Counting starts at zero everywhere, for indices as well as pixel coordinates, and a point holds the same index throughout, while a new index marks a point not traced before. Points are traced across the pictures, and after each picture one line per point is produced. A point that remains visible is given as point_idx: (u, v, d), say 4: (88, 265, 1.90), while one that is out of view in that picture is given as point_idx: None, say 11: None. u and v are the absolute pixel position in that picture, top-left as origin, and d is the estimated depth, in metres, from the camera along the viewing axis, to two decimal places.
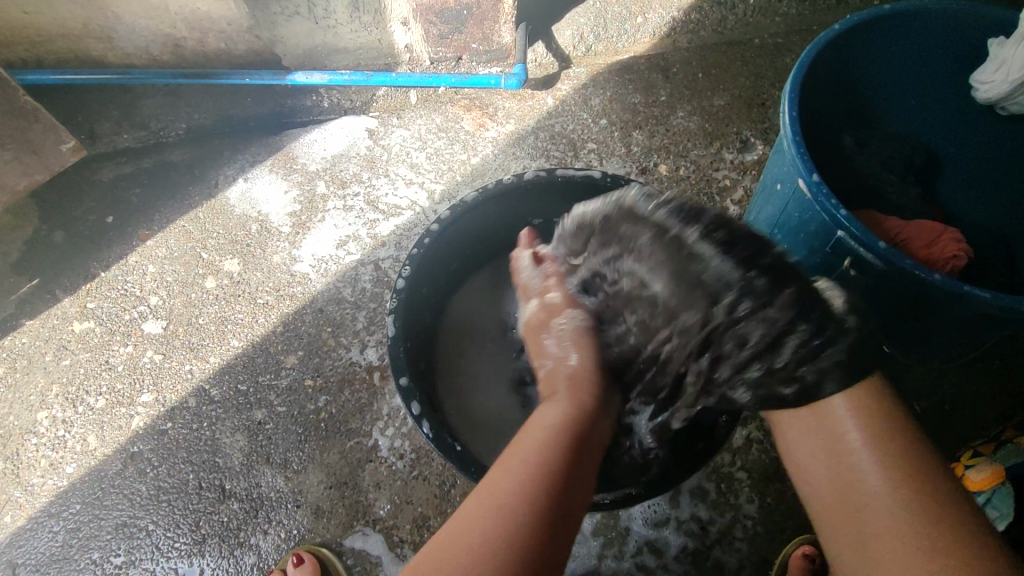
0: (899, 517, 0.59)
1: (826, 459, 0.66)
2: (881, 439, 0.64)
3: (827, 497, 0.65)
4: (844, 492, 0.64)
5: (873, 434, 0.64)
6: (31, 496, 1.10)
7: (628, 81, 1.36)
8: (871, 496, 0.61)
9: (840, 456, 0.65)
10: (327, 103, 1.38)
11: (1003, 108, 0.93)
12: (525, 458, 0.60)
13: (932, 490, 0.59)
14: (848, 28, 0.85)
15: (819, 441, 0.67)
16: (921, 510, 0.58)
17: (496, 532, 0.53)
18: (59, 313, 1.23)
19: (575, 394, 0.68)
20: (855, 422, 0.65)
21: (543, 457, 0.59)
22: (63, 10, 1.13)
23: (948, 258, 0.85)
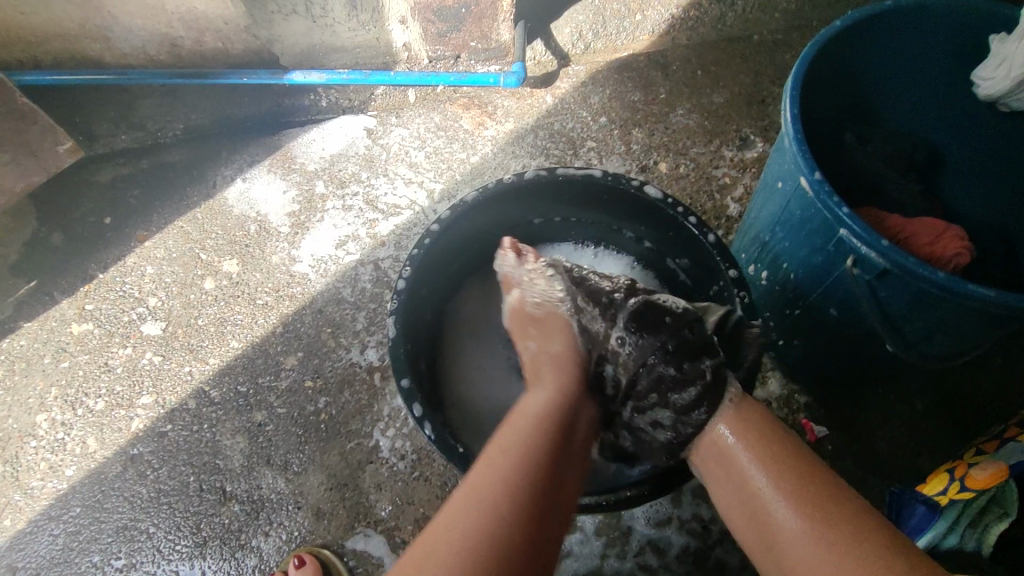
0: (801, 535, 0.58)
1: (731, 486, 0.66)
2: (772, 455, 0.64)
3: (746, 529, 0.64)
4: (755, 518, 0.63)
5: (762, 454, 0.65)
6: (31, 499, 1.09)
7: (627, 79, 1.35)
8: (776, 521, 0.60)
9: (740, 483, 0.65)
10: (325, 102, 1.38)
11: (1005, 106, 0.92)
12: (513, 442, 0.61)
13: (822, 500, 0.59)
14: (850, 24, 0.84)
15: (721, 472, 0.67)
16: (821, 520, 0.57)
17: (480, 528, 0.53)
18: (58, 315, 1.23)
19: (556, 384, 0.70)
20: (744, 447, 0.66)
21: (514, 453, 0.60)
22: (60, 10, 1.12)
23: (951, 255, 0.84)
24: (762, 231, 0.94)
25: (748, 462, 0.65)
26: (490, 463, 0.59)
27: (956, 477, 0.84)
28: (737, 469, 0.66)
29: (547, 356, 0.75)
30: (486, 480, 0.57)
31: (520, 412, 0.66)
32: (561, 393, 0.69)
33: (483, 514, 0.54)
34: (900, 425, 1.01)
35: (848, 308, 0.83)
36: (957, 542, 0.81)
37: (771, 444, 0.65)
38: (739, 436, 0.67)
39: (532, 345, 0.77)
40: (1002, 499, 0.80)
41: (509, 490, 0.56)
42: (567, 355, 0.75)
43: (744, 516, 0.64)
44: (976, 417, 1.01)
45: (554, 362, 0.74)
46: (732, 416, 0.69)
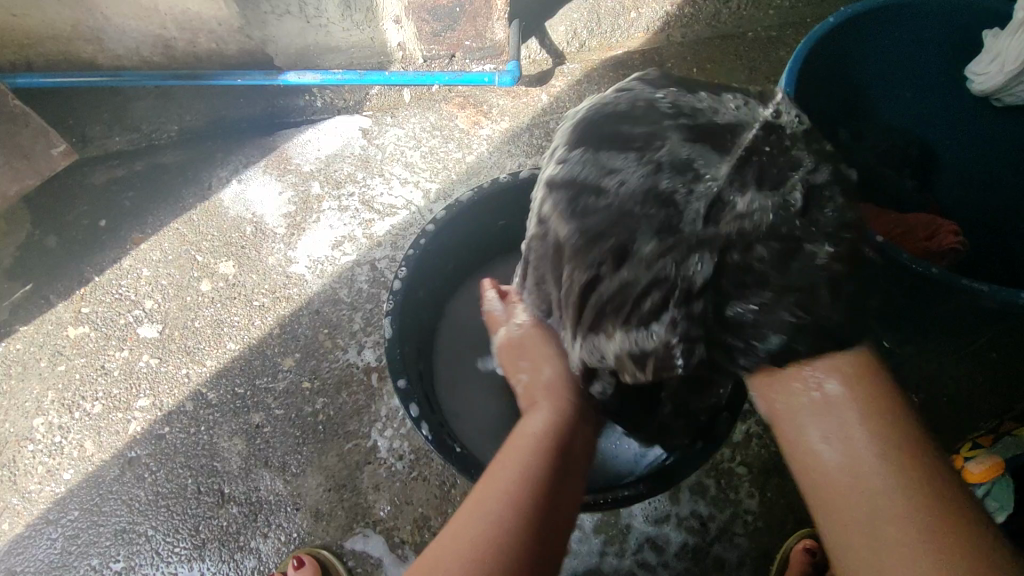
0: (901, 508, 0.55)
1: (836, 445, 0.60)
2: (891, 428, 0.59)
3: (833, 483, 0.59)
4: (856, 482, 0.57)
5: (880, 418, 0.60)
6: (28, 503, 1.09)
7: (622, 77, 1.35)
8: (876, 488, 0.56)
9: (846, 443, 0.59)
10: (319, 103, 1.37)
11: (999, 100, 0.93)
12: (516, 467, 0.61)
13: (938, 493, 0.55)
14: (841, 23, 0.85)
15: (822, 425, 0.61)
16: (929, 505, 0.55)
17: (490, 529, 0.56)
18: (54, 319, 1.22)
19: (555, 403, 0.70)
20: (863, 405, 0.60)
21: (519, 463, 0.62)
22: (51, 11, 1.12)
23: (945, 251, 0.85)
24: None
25: (861, 427, 0.59)
26: (483, 488, 0.60)
27: (955, 472, 0.86)
28: (846, 429, 0.60)
29: (539, 385, 0.74)
30: (485, 505, 0.58)
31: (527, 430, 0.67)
32: (561, 415, 0.69)
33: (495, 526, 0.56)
34: None
35: None
36: None
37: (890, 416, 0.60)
38: (855, 399, 0.60)
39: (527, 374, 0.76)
40: (998, 493, 0.80)
41: (518, 489, 0.60)
42: (557, 380, 0.74)
43: (839, 477, 0.59)
44: (972, 412, 1.01)
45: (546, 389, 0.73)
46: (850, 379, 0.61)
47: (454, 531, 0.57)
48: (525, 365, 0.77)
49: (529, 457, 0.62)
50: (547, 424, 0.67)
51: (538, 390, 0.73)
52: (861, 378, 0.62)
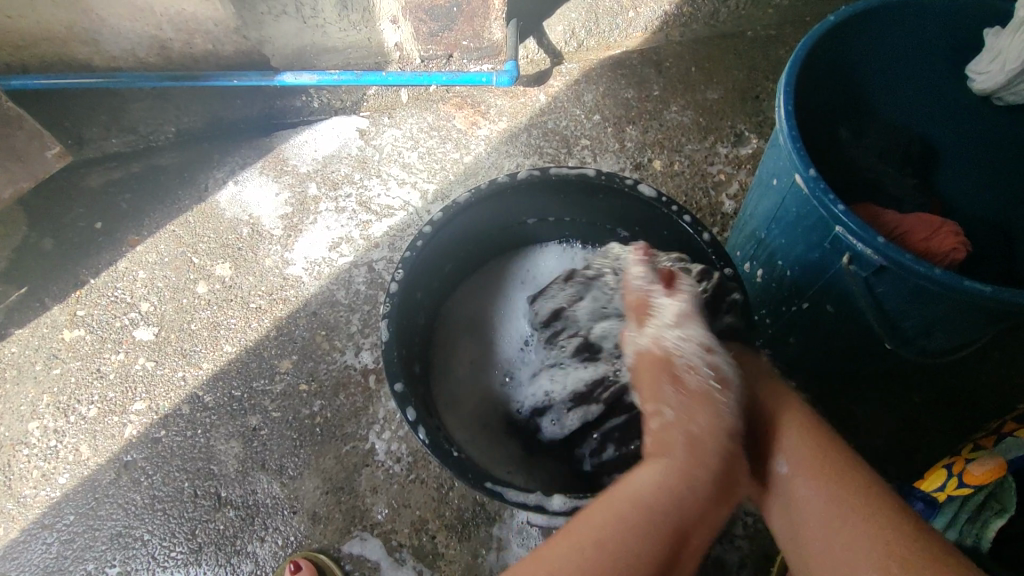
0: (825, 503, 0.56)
1: (753, 452, 0.62)
2: (793, 424, 0.62)
3: (767, 496, 0.61)
4: (779, 486, 0.60)
5: (787, 417, 0.62)
6: (23, 507, 1.08)
7: (621, 77, 1.34)
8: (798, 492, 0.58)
9: (762, 452, 0.62)
10: (317, 103, 1.37)
11: (1000, 99, 0.92)
12: (610, 528, 0.52)
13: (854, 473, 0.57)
14: (843, 20, 0.84)
15: (743, 440, 0.64)
16: (847, 488, 0.56)
17: None
18: (49, 322, 1.21)
19: (694, 464, 0.56)
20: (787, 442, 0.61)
21: (623, 524, 0.53)
22: (47, 13, 1.11)
23: (947, 251, 0.84)
24: (757, 228, 0.94)
25: (770, 432, 0.62)
26: (570, 548, 0.52)
27: (954, 473, 0.84)
28: (755, 439, 0.62)
29: (682, 428, 0.58)
30: (563, 568, 0.51)
31: (628, 493, 0.55)
32: (687, 478, 0.55)
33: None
34: (898, 421, 1.01)
35: (844, 305, 0.83)
36: (957, 537, 0.81)
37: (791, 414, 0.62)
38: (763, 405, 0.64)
39: (665, 411, 0.60)
40: (1000, 495, 0.79)
41: (598, 556, 0.51)
42: (714, 441, 0.57)
43: (783, 517, 0.59)
44: (972, 412, 1.00)
45: (689, 441, 0.57)
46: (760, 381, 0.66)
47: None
48: (671, 399, 0.60)
49: (627, 524, 0.52)
50: (654, 485, 0.55)
51: (673, 435, 0.58)
52: (771, 379, 0.67)
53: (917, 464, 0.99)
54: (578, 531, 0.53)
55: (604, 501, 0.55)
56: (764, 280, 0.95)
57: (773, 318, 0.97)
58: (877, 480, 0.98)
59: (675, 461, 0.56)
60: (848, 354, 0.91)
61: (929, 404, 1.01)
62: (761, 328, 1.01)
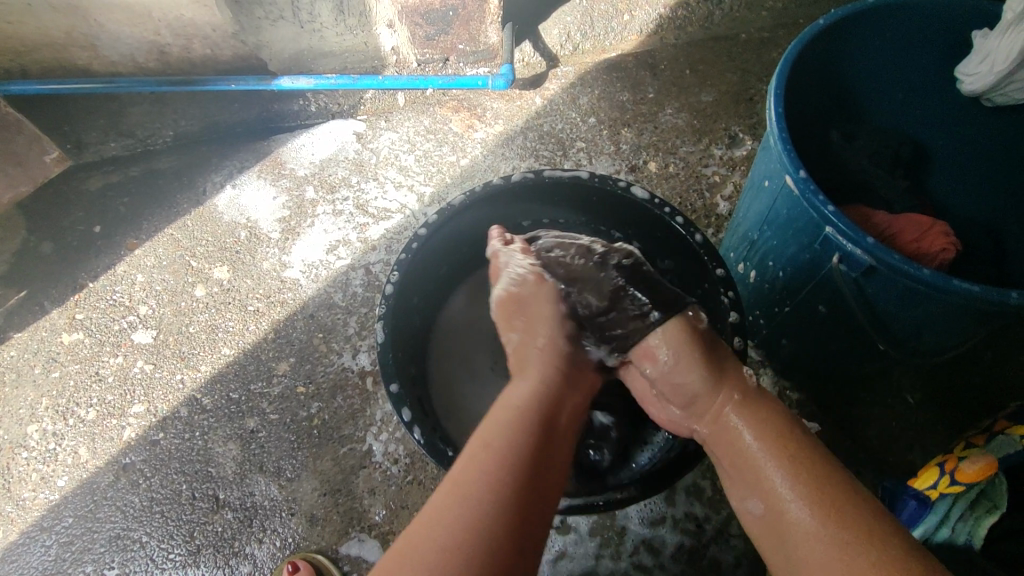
0: (813, 528, 0.56)
1: (746, 483, 0.64)
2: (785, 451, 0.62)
3: (759, 524, 0.62)
4: (766, 514, 0.61)
5: (779, 446, 0.63)
6: (22, 510, 1.09)
7: (616, 79, 1.35)
8: (788, 515, 0.59)
9: (755, 481, 0.63)
10: (314, 107, 1.38)
11: (989, 100, 0.93)
12: (499, 439, 0.60)
13: (850, 504, 0.56)
14: (833, 23, 0.85)
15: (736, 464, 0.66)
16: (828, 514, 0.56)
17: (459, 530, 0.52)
18: (48, 325, 1.22)
19: (540, 373, 0.70)
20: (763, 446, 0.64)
21: (477, 471, 0.56)
22: (45, 19, 1.11)
23: (937, 252, 0.85)
24: (750, 230, 0.94)
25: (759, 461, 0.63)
26: (467, 464, 0.58)
27: (946, 471, 0.84)
28: (755, 471, 0.63)
29: (534, 347, 0.74)
30: (470, 479, 0.56)
31: (502, 402, 0.66)
32: (546, 381, 0.69)
33: (480, 506, 0.54)
34: (894, 421, 1.02)
35: (837, 305, 0.83)
36: (949, 535, 0.81)
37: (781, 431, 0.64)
38: (747, 423, 0.66)
39: (558, 343, 0.74)
40: (992, 492, 0.81)
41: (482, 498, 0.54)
42: (555, 346, 0.74)
43: (760, 521, 0.62)
44: (967, 412, 1.01)
45: (543, 352, 0.73)
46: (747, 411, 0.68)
47: (428, 522, 0.53)
48: (518, 325, 0.77)
49: (495, 463, 0.57)
50: (525, 393, 0.66)
51: (530, 356, 0.73)
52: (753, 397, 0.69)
53: (912, 464, 0.99)
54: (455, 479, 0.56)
55: (489, 415, 0.64)
56: (758, 281, 0.95)
57: (767, 318, 0.97)
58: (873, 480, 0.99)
59: (532, 380, 0.69)
60: (840, 353, 0.92)
61: (923, 404, 1.02)
62: (755, 329, 1.02)
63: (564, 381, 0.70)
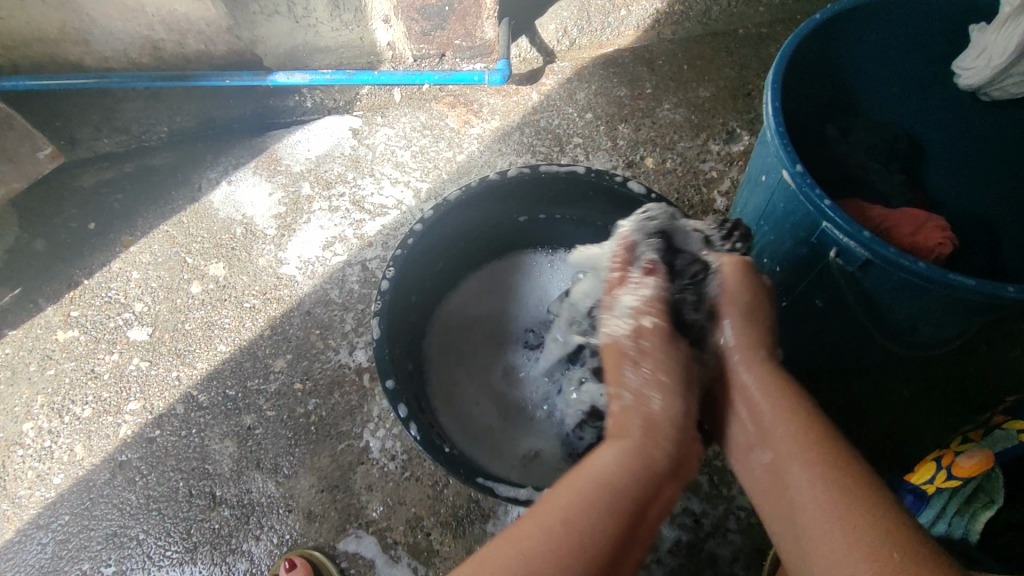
0: (819, 493, 0.53)
1: (754, 435, 0.62)
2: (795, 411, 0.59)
3: (765, 480, 0.59)
4: (771, 465, 0.59)
5: (785, 404, 0.60)
6: (18, 508, 1.08)
7: (613, 75, 1.35)
8: (791, 475, 0.56)
9: (760, 433, 0.61)
10: (310, 103, 1.37)
11: (986, 95, 0.93)
12: (572, 500, 0.53)
13: (848, 460, 0.55)
14: (830, 17, 0.85)
15: (745, 422, 0.62)
16: (833, 480, 0.54)
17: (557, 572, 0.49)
18: (43, 322, 1.22)
19: (649, 443, 0.57)
20: (771, 400, 0.61)
21: (601, 492, 0.53)
22: (37, 13, 1.10)
23: (933, 246, 0.85)
24: (747, 224, 0.94)
25: (772, 419, 0.60)
26: (571, 487, 0.54)
27: (942, 465, 0.84)
28: (759, 423, 0.61)
29: (642, 413, 0.59)
30: (593, 506, 0.53)
31: (590, 473, 0.55)
32: (649, 465, 0.56)
33: (593, 525, 0.52)
34: (889, 414, 1.02)
35: (834, 300, 0.83)
36: (947, 529, 0.81)
37: (790, 385, 0.62)
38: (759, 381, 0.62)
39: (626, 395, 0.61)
40: (989, 487, 0.81)
41: (577, 531, 0.51)
42: (670, 418, 0.58)
43: (763, 478, 0.59)
44: (964, 405, 1.01)
45: (649, 422, 0.58)
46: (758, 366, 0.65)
47: (492, 563, 0.50)
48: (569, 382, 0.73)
49: (621, 487, 0.54)
50: (616, 465, 0.55)
51: (633, 420, 0.59)
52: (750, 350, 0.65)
53: (908, 458, 0.99)
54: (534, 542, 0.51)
55: (570, 477, 0.55)
56: None
57: None
58: (871, 473, 0.99)
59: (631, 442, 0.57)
60: (838, 348, 0.92)
61: (920, 399, 1.02)
62: None
63: (667, 474, 0.56)
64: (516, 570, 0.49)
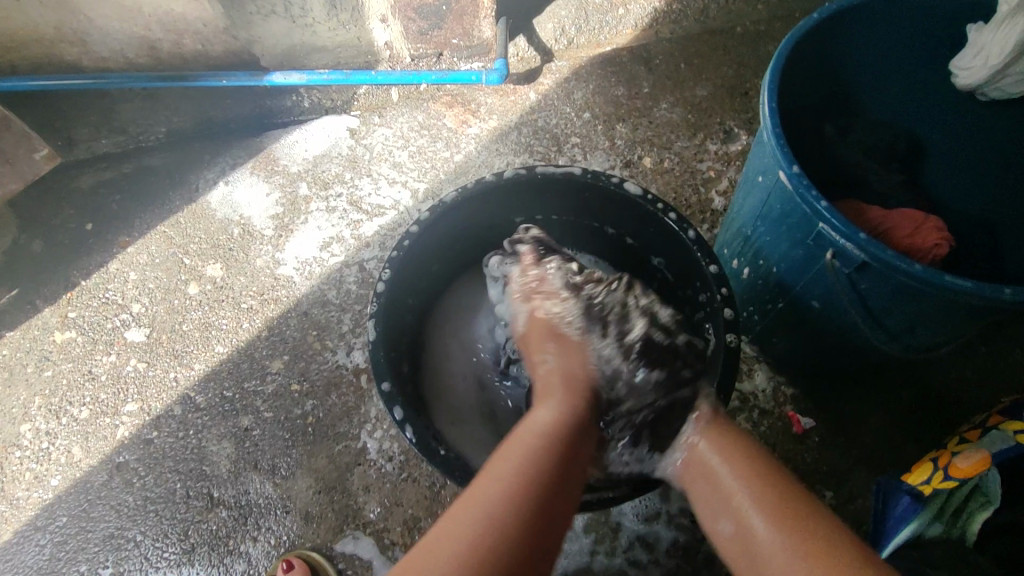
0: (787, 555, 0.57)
1: (719, 506, 0.66)
2: (763, 482, 0.64)
3: (734, 550, 0.63)
4: (739, 534, 0.63)
5: (747, 472, 0.65)
6: (17, 509, 1.09)
7: (610, 74, 1.35)
8: (758, 539, 0.61)
9: (728, 504, 0.65)
10: (308, 103, 1.36)
11: (983, 94, 0.93)
12: (513, 457, 0.62)
13: (814, 520, 0.59)
14: (826, 18, 0.84)
15: (708, 489, 0.68)
16: (800, 539, 0.58)
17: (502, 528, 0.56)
18: (40, 324, 1.21)
19: (567, 398, 0.70)
20: (731, 467, 0.67)
21: (532, 450, 0.63)
22: (35, 15, 1.10)
23: (931, 247, 0.85)
24: (744, 225, 0.93)
25: (735, 487, 0.65)
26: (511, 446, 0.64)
27: (940, 466, 0.85)
28: (727, 493, 0.65)
29: (560, 373, 0.74)
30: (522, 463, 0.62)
31: (527, 430, 0.66)
32: (573, 414, 0.69)
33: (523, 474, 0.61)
34: (885, 414, 1.02)
35: (830, 301, 0.83)
36: (942, 529, 0.81)
37: (754, 461, 0.66)
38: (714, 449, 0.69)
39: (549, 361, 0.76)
40: (987, 487, 0.81)
41: (519, 489, 0.59)
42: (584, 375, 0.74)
43: (731, 541, 0.64)
44: (961, 406, 1.01)
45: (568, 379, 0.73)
46: (715, 439, 0.70)
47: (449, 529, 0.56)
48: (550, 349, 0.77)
49: (542, 443, 0.64)
50: (550, 420, 0.67)
51: (555, 381, 0.73)
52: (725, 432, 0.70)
53: (905, 459, 0.99)
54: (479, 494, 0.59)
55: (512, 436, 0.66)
56: (751, 278, 0.95)
57: (760, 314, 0.97)
58: (869, 474, 0.99)
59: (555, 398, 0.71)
60: (835, 349, 0.92)
61: (917, 400, 1.02)
62: (748, 325, 1.02)
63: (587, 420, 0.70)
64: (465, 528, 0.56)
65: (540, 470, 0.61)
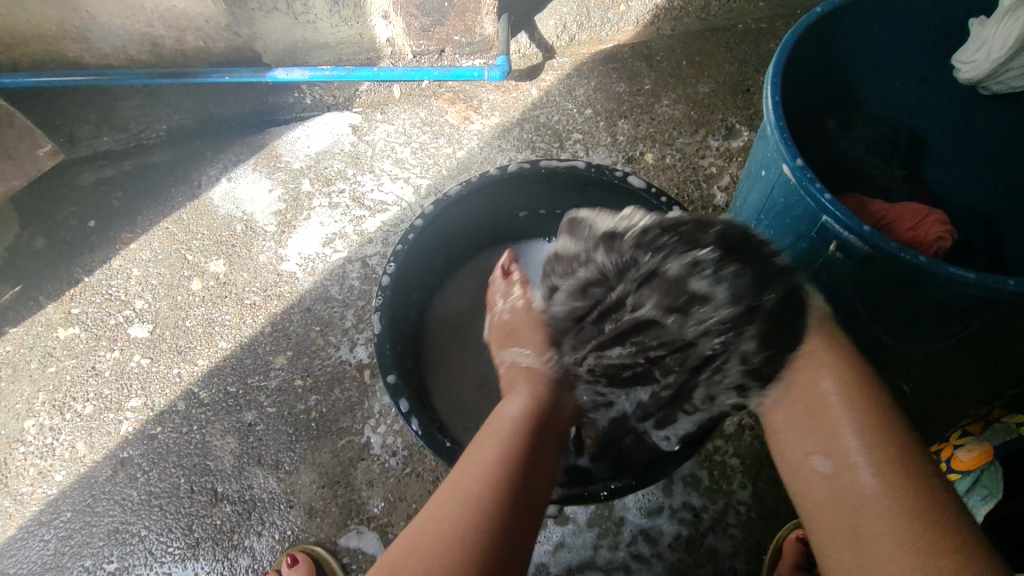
0: (886, 498, 0.58)
1: (818, 441, 0.65)
2: (872, 426, 0.63)
3: (821, 485, 0.63)
4: (833, 476, 0.62)
5: (868, 413, 0.64)
6: (21, 505, 1.09)
7: (612, 71, 1.35)
8: (859, 483, 0.60)
9: (831, 444, 0.64)
10: (309, 99, 1.37)
11: (985, 89, 0.94)
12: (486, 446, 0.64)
13: (926, 479, 0.58)
14: (830, 12, 0.85)
15: (811, 426, 0.66)
16: (913, 491, 0.57)
17: (469, 511, 0.58)
18: (43, 320, 1.22)
19: (531, 388, 0.73)
20: (846, 402, 0.65)
21: (504, 442, 0.65)
22: (38, 11, 1.11)
23: (933, 241, 0.85)
24: (747, 219, 0.94)
25: (848, 424, 0.64)
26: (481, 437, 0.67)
27: (943, 458, 0.87)
28: (835, 432, 0.64)
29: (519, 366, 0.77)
30: (485, 451, 0.64)
31: (498, 416, 0.69)
32: (538, 398, 0.72)
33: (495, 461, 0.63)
34: None
35: (833, 294, 0.83)
36: None
37: (872, 403, 0.64)
38: (837, 382, 0.66)
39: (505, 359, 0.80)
40: (988, 481, 0.82)
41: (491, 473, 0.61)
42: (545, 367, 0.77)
43: (822, 479, 0.63)
44: (962, 399, 1.02)
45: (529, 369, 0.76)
46: (837, 367, 0.67)
47: (429, 517, 0.58)
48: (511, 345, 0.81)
49: (507, 432, 0.66)
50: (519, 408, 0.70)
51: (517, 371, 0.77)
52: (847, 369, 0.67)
53: None
54: (460, 482, 0.61)
55: (484, 428, 0.68)
56: None
57: None
58: None
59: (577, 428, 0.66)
60: (839, 343, 0.92)
61: (919, 393, 1.03)
62: None
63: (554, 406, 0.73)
64: (441, 519, 0.57)
65: (510, 451, 0.64)
